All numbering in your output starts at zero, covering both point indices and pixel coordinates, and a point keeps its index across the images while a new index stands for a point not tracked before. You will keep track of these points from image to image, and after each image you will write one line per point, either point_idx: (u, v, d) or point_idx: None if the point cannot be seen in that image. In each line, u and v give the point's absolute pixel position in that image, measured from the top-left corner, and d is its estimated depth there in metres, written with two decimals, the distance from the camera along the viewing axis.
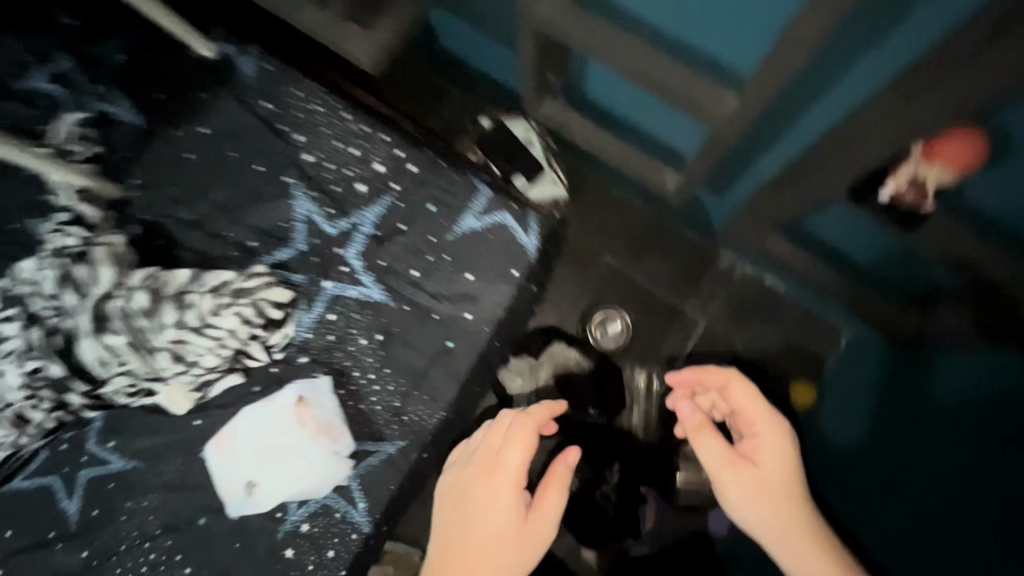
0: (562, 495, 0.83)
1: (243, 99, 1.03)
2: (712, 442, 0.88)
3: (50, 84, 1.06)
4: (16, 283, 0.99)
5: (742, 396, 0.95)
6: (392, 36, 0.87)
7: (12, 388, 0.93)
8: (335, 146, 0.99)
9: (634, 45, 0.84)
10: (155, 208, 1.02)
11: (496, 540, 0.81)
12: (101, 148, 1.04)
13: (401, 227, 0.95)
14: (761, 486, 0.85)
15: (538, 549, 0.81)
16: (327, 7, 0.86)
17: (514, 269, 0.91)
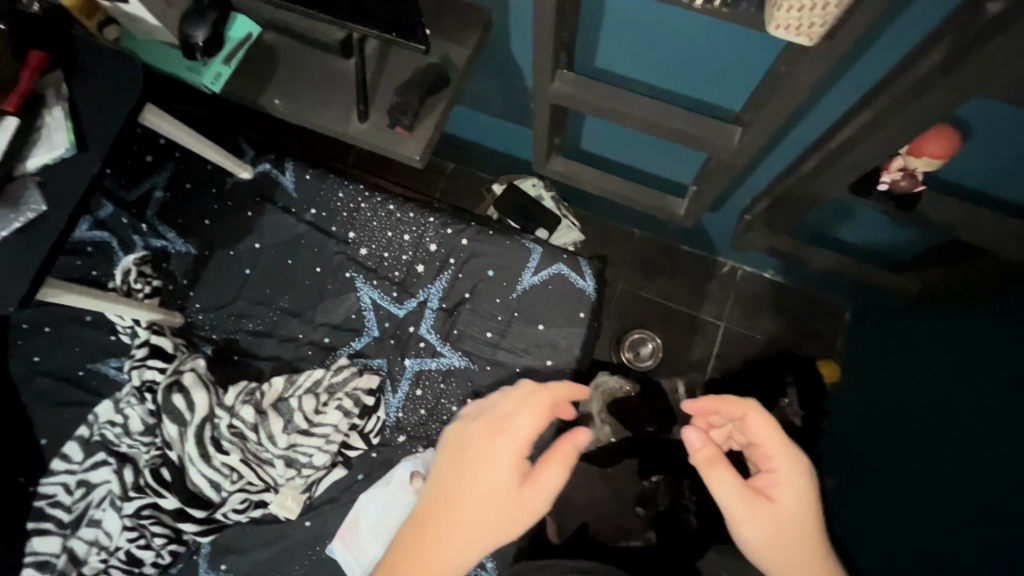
0: (564, 472, 0.78)
1: (289, 209, 1.11)
2: (725, 474, 0.81)
3: (95, 231, 1.11)
4: (97, 429, 1.01)
5: (763, 430, 0.85)
6: (433, 131, 0.98)
7: (117, 533, 0.94)
8: (388, 236, 1.07)
9: (644, 101, 0.98)
10: (224, 326, 1.07)
11: (484, 513, 0.76)
12: (159, 281, 1.08)
13: (466, 296, 1.03)
14: (789, 530, 0.79)
15: (523, 524, 0.77)
16: (371, 116, 0.97)
17: (579, 312, 1.01)
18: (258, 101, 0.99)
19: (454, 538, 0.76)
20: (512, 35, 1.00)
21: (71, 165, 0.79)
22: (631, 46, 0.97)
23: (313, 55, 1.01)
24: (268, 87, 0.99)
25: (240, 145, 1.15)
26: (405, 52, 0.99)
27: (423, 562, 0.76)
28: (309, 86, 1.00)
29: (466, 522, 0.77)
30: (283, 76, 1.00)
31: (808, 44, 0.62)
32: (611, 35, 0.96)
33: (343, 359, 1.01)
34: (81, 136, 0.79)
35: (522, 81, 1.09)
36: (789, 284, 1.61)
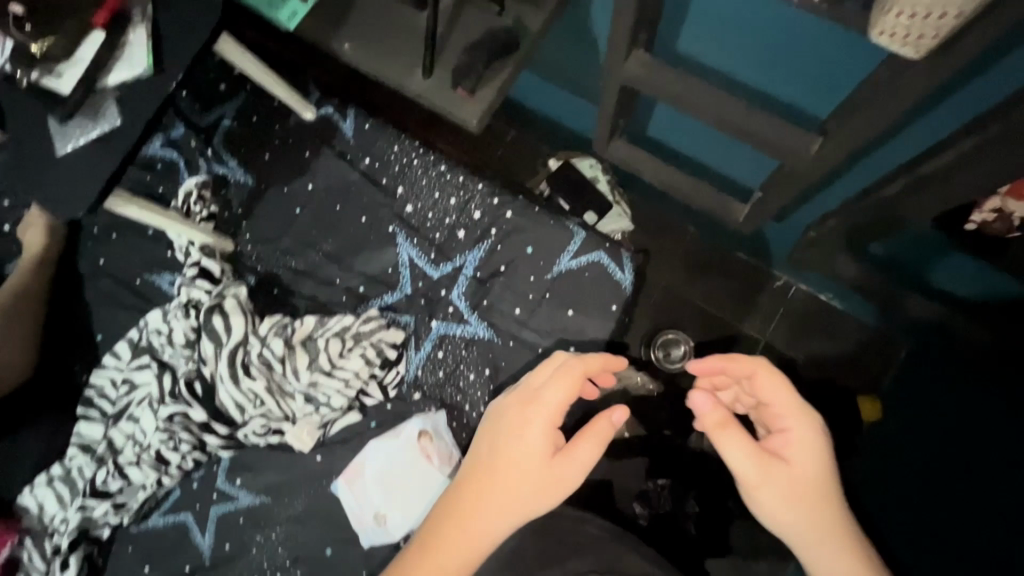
0: (596, 447, 0.79)
1: (344, 155, 1.12)
2: (737, 437, 0.78)
3: (166, 149, 1.17)
4: (145, 334, 1.09)
5: (775, 392, 0.82)
6: (494, 97, 0.95)
7: (150, 431, 1.02)
8: (435, 196, 1.07)
9: (719, 96, 0.92)
10: (269, 260, 1.11)
11: (522, 478, 0.77)
12: (217, 207, 1.13)
13: (501, 268, 1.03)
14: (806, 489, 0.78)
15: (563, 493, 0.78)
16: (436, 74, 0.95)
17: (612, 304, 0.98)
18: (329, 43, 0.99)
19: (496, 501, 0.77)
20: (592, 5, 0.95)
21: (147, 84, 0.82)
22: (717, 33, 0.90)
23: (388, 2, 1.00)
24: (340, 30, 0.99)
25: (307, 85, 1.17)
26: (480, 11, 0.96)
27: (462, 530, 0.77)
28: (380, 34, 0.99)
29: (509, 496, 0.77)
30: (356, 21, 1.00)
31: (912, 55, 0.57)
32: (697, 18, 0.90)
33: (373, 310, 1.03)
34: (159, 57, 0.82)
35: (596, 55, 1.05)
36: (844, 309, 1.51)
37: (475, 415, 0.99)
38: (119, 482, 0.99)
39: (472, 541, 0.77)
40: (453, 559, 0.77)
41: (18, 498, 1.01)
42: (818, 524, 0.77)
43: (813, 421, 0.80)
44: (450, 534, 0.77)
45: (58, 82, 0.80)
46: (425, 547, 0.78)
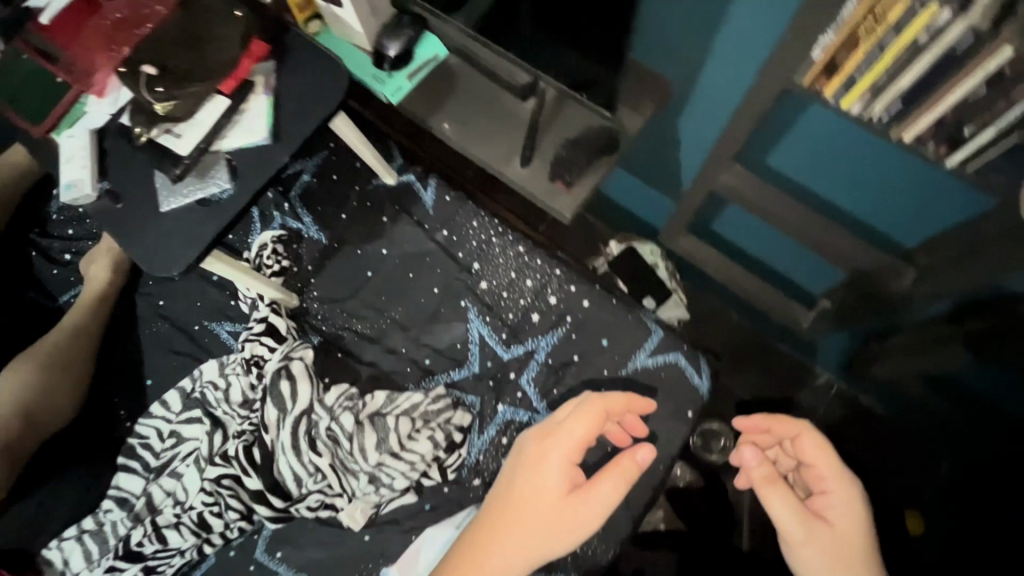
0: (618, 489, 0.75)
1: (422, 223, 1.13)
2: (782, 496, 0.78)
3: None
4: (198, 386, 1.06)
5: (817, 455, 0.83)
6: (589, 192, 0.96)
7: (195, 492, 0.97)
8: (511, 277, 1.07)
9: (809, 218, 0.94)
10: (334, 321, 1.10)
11: (540, 517, 0.74)
12: (289, 262, 1.13)
13: (574, 358, 1.02)
14: (846, 556, 0.75)
15: (575, 536, 0.74)
16: (533, 165, 0.97)
17: (686, 409, 0.97)
18: (429, 121, 1.01)
19: (513, 537, 0.74)
20: (696, 113, 0.98)
21: (262, 151, 0.83)
22: (817, 155, 0.89)
23: (492, 89, 1.03)
24: (442, 109, 1.02)
25: (390, 149, 1.18)
26: (582, 108, 0.98)
27: (474, 566, 0.74)
28: (481, 118, 1.01)
29: (524, 533, 0.74)
30: (459, 103, 1.02)
31: None
32: (798, 140, 0.88)
33: (440, 388, 1.02)
34: (279, 126, 0.83)
35: (689, 155, 1.07)
36: (887, 417, 1.49)
37: None
38: (155, 545, 0.94)
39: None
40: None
41: (42, 551, 0.94)
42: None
43: (854, 490, 0.80)
44: (462, 569, 0.74)
45: (175, 142, 0.81)
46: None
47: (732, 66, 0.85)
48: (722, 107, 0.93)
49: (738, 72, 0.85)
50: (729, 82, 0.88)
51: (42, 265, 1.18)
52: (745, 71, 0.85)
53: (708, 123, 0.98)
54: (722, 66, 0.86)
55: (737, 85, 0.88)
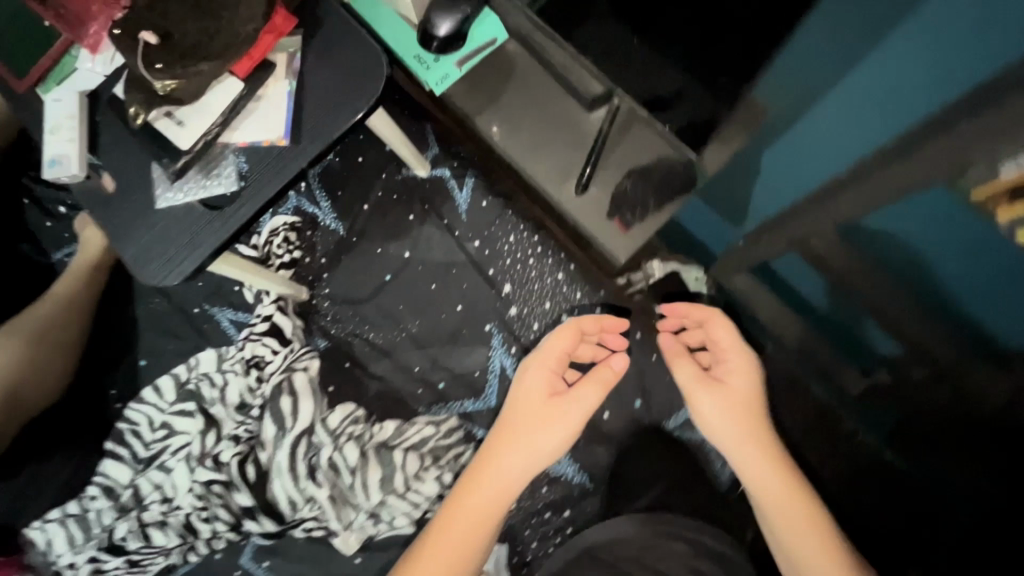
0: (599, 394, 0.77)
1: (452, 230, 1.00)
2: (686, 366, 0.79)
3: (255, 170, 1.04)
4: (193, 377, 0.98)
5: (725, 338, 0.79)
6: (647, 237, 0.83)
7: (183, 491, 0.93)
8: (546, 307, 0.96)
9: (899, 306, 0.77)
10: (344, 325, 1.00)
11: (536, 403, 0.78)
12: (300, 252, 1.01)
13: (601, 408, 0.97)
14: (759, 450, 0.71)
15: (565, 433, 0.75)
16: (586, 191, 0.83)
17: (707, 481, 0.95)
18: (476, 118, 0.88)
19: (513, 457, 0.74)
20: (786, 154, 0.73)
21: (277, 151, 0.69)
22: (950, 242, 0.65)
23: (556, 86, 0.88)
24: (490, 104, 0.88)
25: (426, 136, 1.04)
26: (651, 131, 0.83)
27: (458, 511, 0.72)
28: (536, 122, 0.87)
29: (525, 418, 0.77)
30: (513, 100, 0.88)
31: None
32: (942, 216, 0.62)
33: (452, 418, 0.94)
34: (303, 122, 0.70)
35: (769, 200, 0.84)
36: None
37: (537, 552, 0.97)
38: (139, 541, 0.90)
39: (472, 533, 0.71)
40: (454, 549, 0.70)
41: (25, 531, 0.90)
42: (779, 490, 0.69)
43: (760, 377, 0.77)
44: (448, 513, 0.72)
45: (177, 132, 0.67)
46: (435, 535, 0.71)
47: (856, 118, 0.61)
48: (823, 162, 0.70)
49: (865, 126, 0.61)
50: (843, 133, 0.64)
51: (33, 216, 1.07)
52: (873, 128, 0.60)
53: (801, 173, 0.74)
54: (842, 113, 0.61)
55: (856, 140, 0.63)
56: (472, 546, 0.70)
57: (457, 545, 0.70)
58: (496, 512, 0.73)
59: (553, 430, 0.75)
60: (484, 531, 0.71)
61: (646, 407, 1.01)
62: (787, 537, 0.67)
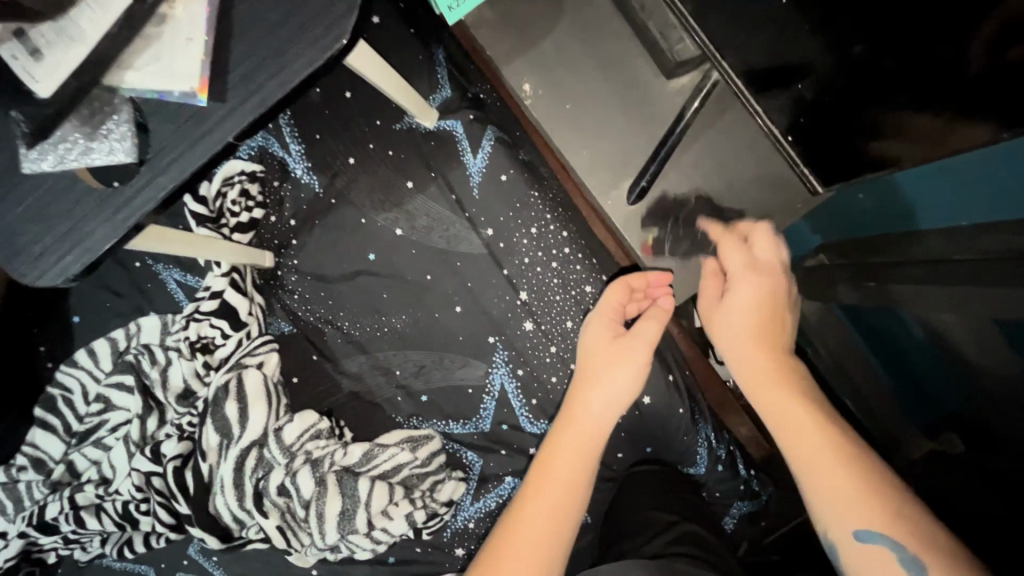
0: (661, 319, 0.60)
1: (461, 208, 0.78)
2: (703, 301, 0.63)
3: None
4: (133, 346, 0.82)
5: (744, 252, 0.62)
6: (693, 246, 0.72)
7: (122, 476, 0.79)
8: (566, 326, 0.78)
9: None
10: (315, 308, 0.82)
11: (599, 352, 0.61)
12: (261, 210, 0.79)
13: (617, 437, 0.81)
14: (763, 360, 0.56)
15: (642, 364, 0.59)
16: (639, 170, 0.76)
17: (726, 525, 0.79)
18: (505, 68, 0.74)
19: (599, 400, 0.57)
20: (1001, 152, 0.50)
21: (191, 110, 0.45)
22: None
23: (631, 48, 0.71)
24: (525, 54, 0.72)
25: (437, 72, 0.77)
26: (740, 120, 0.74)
27: (547, 481, 0.53)
28: (583, 93, 0.77)
29: (598, 372, 0.59)
30: (561, 62, 0.72)
31: None
32: None
33: (435, 439, 0.78)
34: (230, 63, 0.45)
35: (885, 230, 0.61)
36: None
37: None
38: (71, 526, 0.78)
39: (562, 513, 0.51)
40: (548, 517, 0.50)
41: None
42: (787, 413, 0.51)
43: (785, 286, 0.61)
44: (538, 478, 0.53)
45: (30, 68, 0.43)
46: (512, 514, 0.51)
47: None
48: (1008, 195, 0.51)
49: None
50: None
51: None
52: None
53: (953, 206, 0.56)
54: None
55: None
56: (568, 518, 0.51)
57: (546, 521, 0.50)
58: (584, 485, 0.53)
59: (625, 366, 0.58)
60: (575, 502, 0.52)
61: (672, 450, 0.81)
62: (838, 519, 0.44)
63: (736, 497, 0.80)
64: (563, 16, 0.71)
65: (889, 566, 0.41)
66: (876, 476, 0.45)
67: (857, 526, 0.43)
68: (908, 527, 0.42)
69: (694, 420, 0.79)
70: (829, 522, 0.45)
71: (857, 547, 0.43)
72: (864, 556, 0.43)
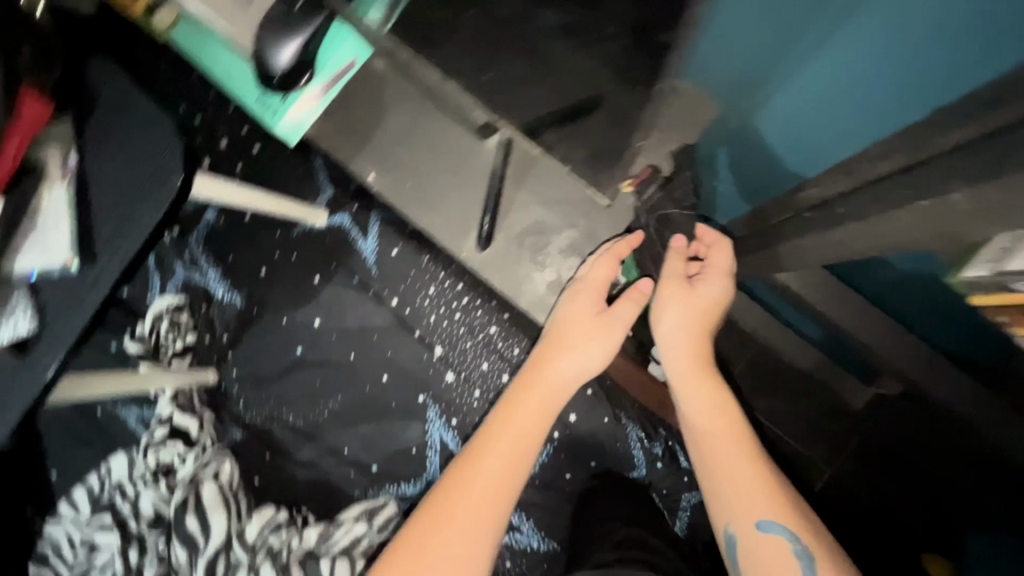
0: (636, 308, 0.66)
1: (365, 287, 0.86)
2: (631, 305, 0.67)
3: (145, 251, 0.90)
4: (107, 489, 0.88)
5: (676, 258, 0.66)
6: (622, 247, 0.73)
7: None
8: (483, 368, 0.84)
9: None
10: (260, 410, 0.89)
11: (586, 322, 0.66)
12: (195, 335, 0.88)
13: (560, 459, 0.85)
14: (698, 356, 0.61)
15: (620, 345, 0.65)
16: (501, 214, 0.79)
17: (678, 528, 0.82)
18: (351, 166, 0.85)
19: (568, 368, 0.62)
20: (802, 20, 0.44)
21: (72, 273, 0.54)
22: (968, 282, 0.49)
23: (451, 129, 0.84)
24: (369, 155, 0.85)
25: (318, 177, 0.87)
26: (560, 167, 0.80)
27: (506, 428, 0.58)
28: (421, 168, 0.84)
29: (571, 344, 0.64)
30: (400, 152, 0.85)
31: None
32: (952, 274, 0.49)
33: (390, 505, 0.82)
34: (98, 228, 0.54)
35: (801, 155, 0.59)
36: None
37: None
38: None
39: (511, 469, 0.56)
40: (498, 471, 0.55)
41: None
42: (709, 411, 0.56)
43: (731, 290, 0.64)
44: (500, 422, 0.59)
45: None
46: (465, 460, 0.56)
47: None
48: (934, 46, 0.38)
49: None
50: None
51: None
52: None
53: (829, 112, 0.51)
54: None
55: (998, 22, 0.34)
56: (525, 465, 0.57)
57: (504, 467, 0.56)
58: (537, 443, 0.59)
59: (598, 344, 0.64)
60: (530, 459, 0.57)
61: (615, 459, 0.84)
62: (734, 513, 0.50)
63: (684, 489, 0.83)
64: (393, 117, 0.84)
65: (782, 556, 0.47)
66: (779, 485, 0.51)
67: (758, 520, 0.49)
68: (794, 518, 0.48)
69: (620, 423, 0.84)
70: (733, 515, 0.50)
71: (760, 538, 0.48)
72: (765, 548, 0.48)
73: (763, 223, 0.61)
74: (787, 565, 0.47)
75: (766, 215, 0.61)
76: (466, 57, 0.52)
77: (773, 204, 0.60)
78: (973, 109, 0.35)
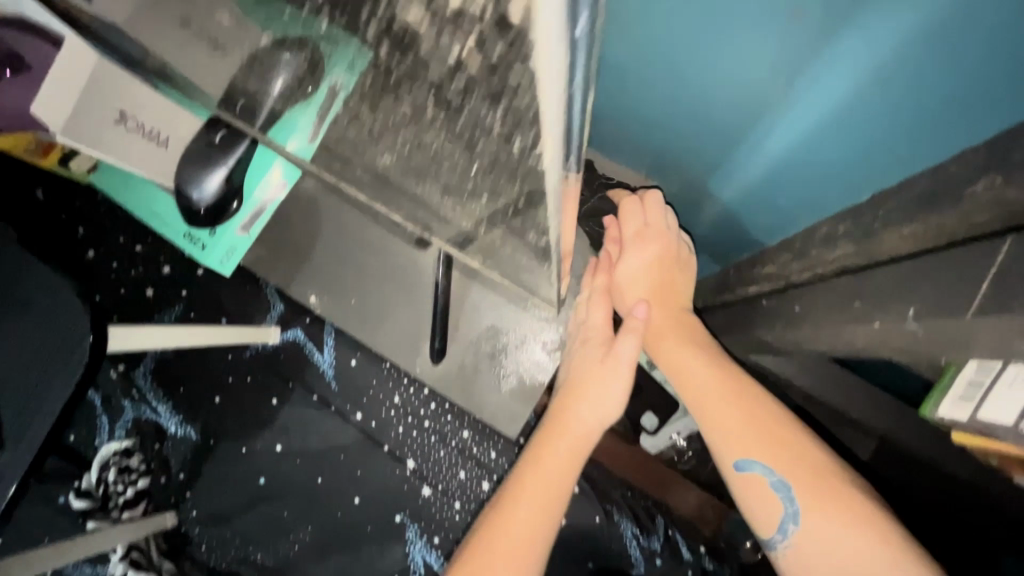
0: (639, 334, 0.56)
1: (325, 404, 0.81)
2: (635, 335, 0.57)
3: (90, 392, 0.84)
4: None
5: (637, 216, 0.59)
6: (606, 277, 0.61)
7: None
8: (461, 477, 0.78)
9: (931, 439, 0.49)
10: (225, 553, 0.81)
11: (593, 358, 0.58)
12: (148, 478, 0.82)
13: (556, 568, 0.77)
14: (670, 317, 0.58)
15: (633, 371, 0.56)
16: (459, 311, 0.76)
17: None
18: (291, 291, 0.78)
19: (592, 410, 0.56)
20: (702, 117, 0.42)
21: None
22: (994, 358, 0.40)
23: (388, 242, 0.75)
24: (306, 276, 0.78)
25: (265, 294, 0.83)
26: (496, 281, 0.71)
27: (523, 490, 0.52)
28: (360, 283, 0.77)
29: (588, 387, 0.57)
30: (337, 270, 0.77)
31: None
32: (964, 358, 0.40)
33: None
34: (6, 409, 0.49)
35: (741, 236, 0.55)
36: None
37: None
38: None
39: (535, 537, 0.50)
40: (521, 539, 0.50)
41: None
42: (683, 364, 0.54)
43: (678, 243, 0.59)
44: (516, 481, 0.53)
45: None
46: (484, 539, 0.50)
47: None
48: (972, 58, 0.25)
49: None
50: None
51: None
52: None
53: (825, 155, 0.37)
54: (656, 35, 0.38)
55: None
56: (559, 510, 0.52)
57: (530, 526, 0.50)
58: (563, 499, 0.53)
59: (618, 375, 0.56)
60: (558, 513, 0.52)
61: (615, 558, 0.77)
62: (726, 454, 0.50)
63: None
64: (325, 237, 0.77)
65: (761, 491, 0.48)
66: (782, 434, 0.49)
67: (738, 460, 0.49)
68: (792, 458, 0.48)
69: (614, 522, 0.78)
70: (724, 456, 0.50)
71: (738, 476, 0.49)
72: (746, 484, 0.49)
73: (731, 300, 0.57)
74: (769, 501, 0.47)
75: (733, 292, 0.57)
76: (389, 181, 0.49)
77: (736, 281, 0.57)
78: (907, 206, 0.33)
